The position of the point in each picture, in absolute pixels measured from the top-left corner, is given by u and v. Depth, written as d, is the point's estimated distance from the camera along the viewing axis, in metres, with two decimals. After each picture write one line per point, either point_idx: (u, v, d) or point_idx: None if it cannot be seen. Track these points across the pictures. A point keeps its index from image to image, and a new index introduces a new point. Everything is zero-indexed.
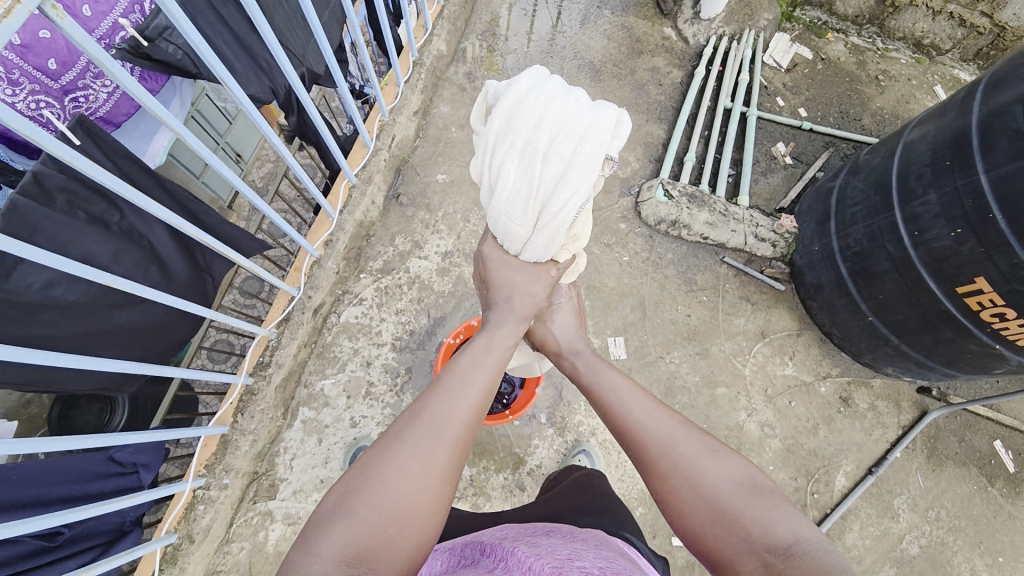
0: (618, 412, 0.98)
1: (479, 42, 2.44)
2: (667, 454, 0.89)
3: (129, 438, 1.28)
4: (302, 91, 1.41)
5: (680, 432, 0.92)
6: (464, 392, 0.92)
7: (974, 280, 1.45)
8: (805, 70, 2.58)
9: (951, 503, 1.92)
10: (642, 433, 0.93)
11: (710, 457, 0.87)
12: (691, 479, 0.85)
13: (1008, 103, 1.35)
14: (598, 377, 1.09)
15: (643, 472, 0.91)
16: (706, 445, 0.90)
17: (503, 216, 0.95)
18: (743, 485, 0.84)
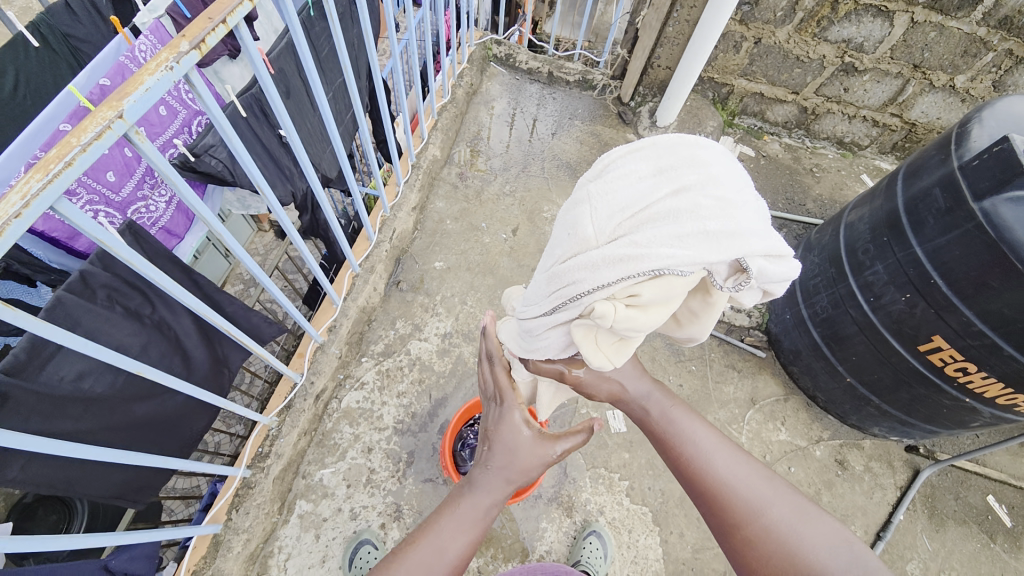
0: (701, 468, 1.07)
1: (469, 147, 2.77)
2: (756, 516, 0.98)
3: (123, 539, 1.21)
4: (323, 199, 1.60)
5: (769, 494, 1.01)
6: (465, 522, 1.09)
7: (932, 338, 1.61)
8: (751, 165, 2.99)
9: (963, 566, 1.90)
10: (728, 490, 1.02)
11: (803, 522, 0.96)
12: (786, 543, 0.94)
13: (929, 187, 1.63)
14: (679, 429, 1.17)
15: (726, 531, 1.01)
16: (795, 508, 0.99)
17: (588, 209, 0.79)
18: (836, 552, 0.91)
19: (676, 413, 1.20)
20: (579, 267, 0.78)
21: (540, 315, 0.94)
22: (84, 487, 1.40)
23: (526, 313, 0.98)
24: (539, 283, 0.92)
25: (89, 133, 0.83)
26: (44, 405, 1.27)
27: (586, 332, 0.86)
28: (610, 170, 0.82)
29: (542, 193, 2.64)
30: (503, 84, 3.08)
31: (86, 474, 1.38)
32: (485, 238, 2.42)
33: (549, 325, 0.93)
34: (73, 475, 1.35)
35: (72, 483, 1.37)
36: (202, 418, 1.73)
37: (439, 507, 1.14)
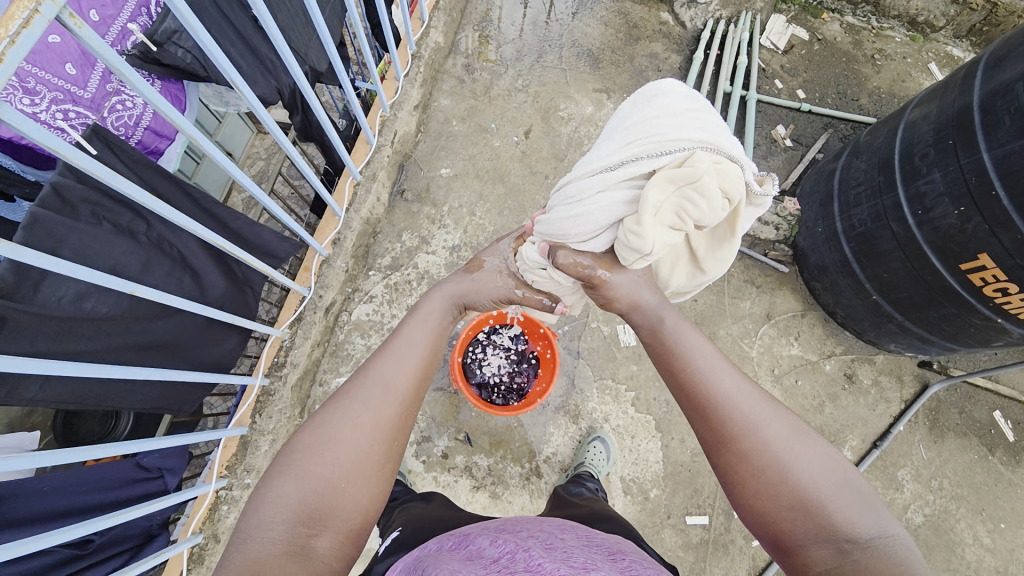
0: (701, 383, 0.96)
1: (476, 32, 2.42)
2: (753, 433, 0.89)
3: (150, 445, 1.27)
4: (311, 97, 1.43)
5: (769, 413, 0.92)
6: (405, 364, 1.02)
7: (978, 257, 1.48)
8: (802, 51, 2.58)
9: (953, 473, 1.98)
10: (729, 406, 0.92)
11: (799, 441, 0.89)
12: (777, 461, 0.86)
13: (1011, 81, 1.37)
14: (682, 340, 1.04)
15: (717, 448, 0.91)
16: (792, 427, 0.91)
17: (678, 103, 0.89)
18: (832, 477, 0.84)
19: (678, 323, 1.06)
20: (661, 133, 0.87)
21: (595, 175, 0.93)
22: (117, 402, 1.42)
23: (578, 181, 0.95)
24: (599, 153, 0.95)
25: (16, 20, 0.68)
26: (48, 326, 1.22)
27: (659, 188, 0.83)
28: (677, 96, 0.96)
29: (558, 88, 2.35)
30: None
31: (111, 391, 1.38)
32: (495, 141, 2.22)
33: (607, 182, 0.89)
34: (100, 392, 1.35)
35: (104, 399, 1.39)
36: (231, 337, 1.66)
37: (393, 335, 1.09)
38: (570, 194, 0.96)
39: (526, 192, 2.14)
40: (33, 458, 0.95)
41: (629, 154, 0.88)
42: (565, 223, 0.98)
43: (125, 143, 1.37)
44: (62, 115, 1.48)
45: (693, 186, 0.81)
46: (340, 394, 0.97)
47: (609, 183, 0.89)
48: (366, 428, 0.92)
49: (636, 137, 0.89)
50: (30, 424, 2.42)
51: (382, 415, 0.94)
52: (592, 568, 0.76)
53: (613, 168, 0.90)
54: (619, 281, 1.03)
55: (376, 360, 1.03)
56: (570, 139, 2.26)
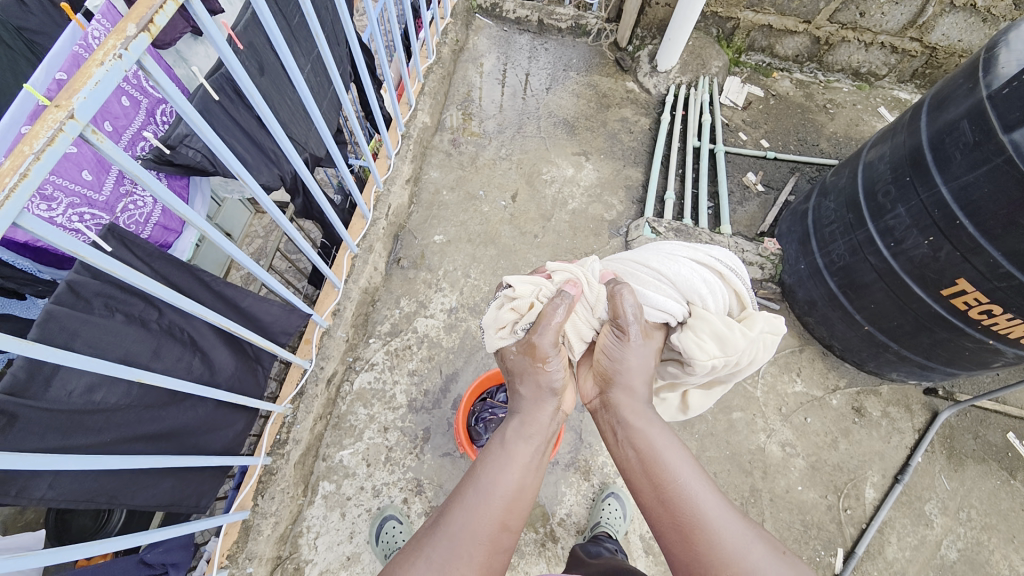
0: (688, 506, 0.98)
1: (459, 111, 2.63)
2: (735, 565, 0.91)
3: (138, 537, 1.22)
4: (305, 171, 1.52)
5: (747, 541, 0.94)
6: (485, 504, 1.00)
7: (956, 282, 1.54)
8: (760, 106, 2.82)
9: (983, 503, 1.91)
10: (712, 532, 0.95)
11: (777, 564, 0.92)
12: None
13: (956, 120, 1.50)
14: (671, 456, 1.05)
15: (699, 575, 0.92)
16: (767, 551, 0.94)
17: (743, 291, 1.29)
18: None
19: (663, 430, 1.08)
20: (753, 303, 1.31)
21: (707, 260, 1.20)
22: (126, 497, 1.37)
23: (714, 257, 1.20)
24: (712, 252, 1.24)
25: (41, 138, 0.77)
26: (58, 422, 1.18)
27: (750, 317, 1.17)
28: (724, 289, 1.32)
29: (539, 154, 2.52)
30: (491, 38, 2.89)
31: (121, 485, 1.33)
32: (484, 207, 2.34)
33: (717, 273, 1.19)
34: (108, 487, 1.30)
35: (113, 494, 1.33)
36: (239, 420, 1.63)
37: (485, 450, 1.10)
38: (708, 261, 1.19)
39: (517, 251, 2.23)
40: (35, 556, 0.95)
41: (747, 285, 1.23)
42: (689, 274, 1.15)
43: (139, 236, 1.38)
44: (78, 217, 1.56)
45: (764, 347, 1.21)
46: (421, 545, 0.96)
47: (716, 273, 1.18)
48: (471, 551, 0.96)
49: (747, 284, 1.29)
50: (19, 527, 2.31)
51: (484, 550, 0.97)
52: None
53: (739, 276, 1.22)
54: (641, 353, 1.12)
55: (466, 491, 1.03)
56: (555, 199, 2.39)
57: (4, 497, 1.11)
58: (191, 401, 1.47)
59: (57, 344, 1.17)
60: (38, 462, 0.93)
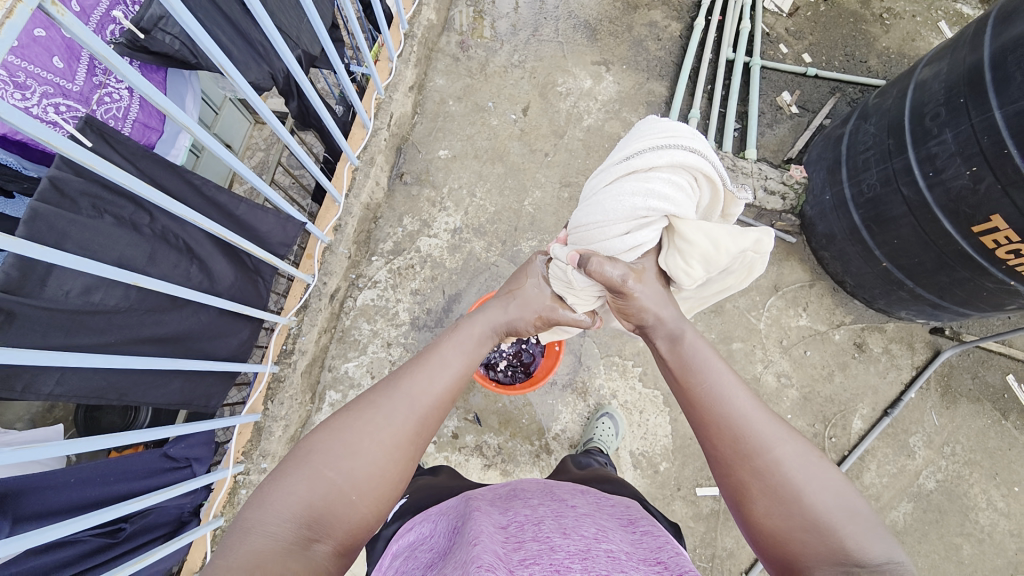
0: (715, 406, 0.98)
1: (469, 8, 2.36)
2: (764, 454, 0.91)
3: (151, 434, 1.30)
4: (299, 71, 1.39)
5: (780, 435, 0.94)
6: (439, 374, 1.06)
7: (990, 219, 1.44)
8: (807, 12, 2.48)
9: (965, 438, 1.97)
10: (742, 429, 0.94)
11: (811, 465, 0.90)
12: (790, 482, 0.88)
13: (1022, 35, 1.32)
14: (701, 360, 1.06)
15: (729, 468, 0.93)
16: (801, 450, 0.93)
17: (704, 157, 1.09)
18: (838, 500, 0.86)
19: (697, 341, 1.09)
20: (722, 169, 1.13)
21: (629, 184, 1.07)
22: (138, 394, 1.43)
23: (653, 152, 1.06)
24: (636, 159, 1.07)
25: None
26: (59, 321, 1.21)
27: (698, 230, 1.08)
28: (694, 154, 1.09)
29: (555, 62, 2.29)
30: None
31: (133, 382, 1.40)
32: (493, 120, 2.18)
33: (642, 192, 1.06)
34: (119, 384, 1.37)
35: (124, 391, 1.40)
36: (244, 328, 1.65)
37: (426, 350, 1.12)
38: (643, 166, 1.06)
39: (525, 171, 2.12)
40: (51, 448, 1.01)
41: (706, 157, 1.08)
42: (635, 202, 1.06)
43: (121, 133, 1.33)
44: (53, 108, 1.46)
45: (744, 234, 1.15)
46: (366, 401, 0.99)
47: (638, 187, 1.06)
48: (406, 418, 0.98)
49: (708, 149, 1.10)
50: (52, 419, 2.48)
51: (404, 430, 0.96)
52: (604, 538, 0.82)
53: (693, 154, 1.06)
54: (644, 292, 1.11)
55: (398, 379, 1.04)
56: (569, 114, 2.22)
57: (13, 391, 1.17)
58: (193, 307, 1.48)
59: (47, 243, 1.16)
60: (49, 359, 0.97)
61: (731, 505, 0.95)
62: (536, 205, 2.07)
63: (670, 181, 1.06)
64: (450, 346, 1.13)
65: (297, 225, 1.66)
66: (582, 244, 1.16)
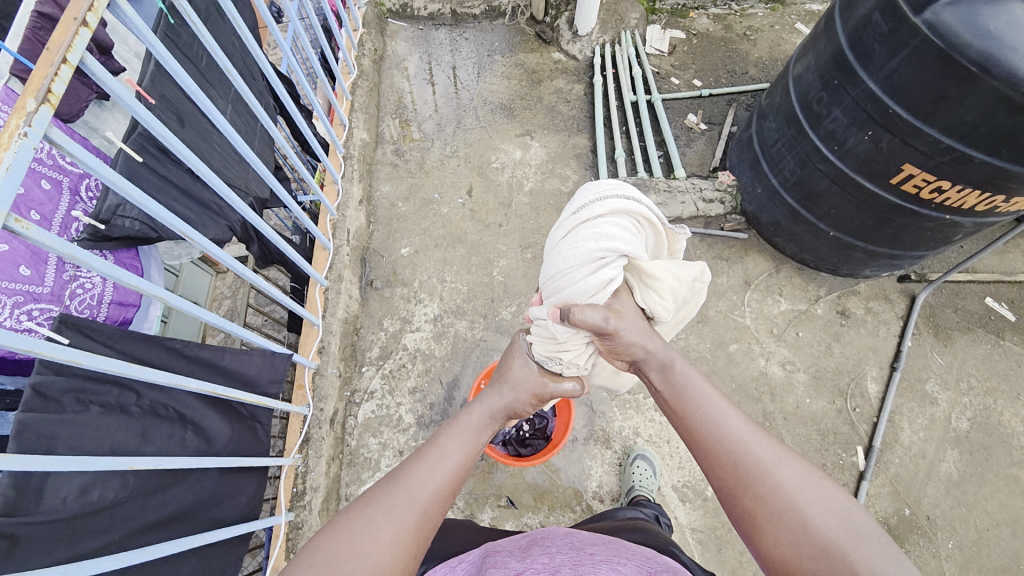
0: (711, 431, 1.01)
1: (394, 121, 2.57)
2: (764, 477, 0.92)
3: None
4: (251, 214, 1.46)
5: (778, 456, 0.95)
6: (440, 467, 1.01)
7: (903, 169, 1.59)
8: (684, 48, 2.84)
9: (974, 370, 2.02)
10: (741, 453, 0.96)
11: (813, 486, 0.90)
12: (794, 505, 0.88)
13: (867, 15, 1.53)
14: (690, 387, 1.09)
15: (732, 495, 0.94)
16: (803, 470, 0.93)
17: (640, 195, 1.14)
18: (845, 518, 0.85)
19: (686, 368, 1.13)
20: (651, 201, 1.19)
21: (584, 231, 1.08)
22: None
23: (594, 204, 1.10)
24: (580, 209, 1.11)
25: None
26: (59, 533, 1.13)
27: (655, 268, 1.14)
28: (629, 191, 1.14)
29: (484, 144, 2.49)
30: (408, 40, 2.83)
31: None
32: (443, 208, 2.31)
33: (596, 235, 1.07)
34: None
35: None
36: (251, 481, 1.57)
37: (426, 442, 1.08)
38: (588, 214, 1.09)
39: (486, 245, 2.22)
40: None
41: (642, 199, 1.12)
42: (596, 252, 1.06)
43: (95, 321, 1.33)
44: (26, 316, 1.49)
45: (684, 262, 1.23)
46: (368, 497, 0.95)
47: (590, 231, 1.08)
48: (409, 513, 0.93)
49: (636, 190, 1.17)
50: None
51: (407, 526, 0.92)
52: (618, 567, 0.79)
53: (630, 199, 1.10)
54: (627, 327, 1.11)
55: (403, 467, 1.01)
56: (510, 184, 2.38)
57: None
58: (193, 475, 1.41)
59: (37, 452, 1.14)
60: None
61: (741, 535, 0.94)
62: (506, 272, 2.16)
63: (617, 224, 1.09)
64: (451, 438, 1.09)
65: (283, 358, 1.63)
66: (558, 297, 1.13)
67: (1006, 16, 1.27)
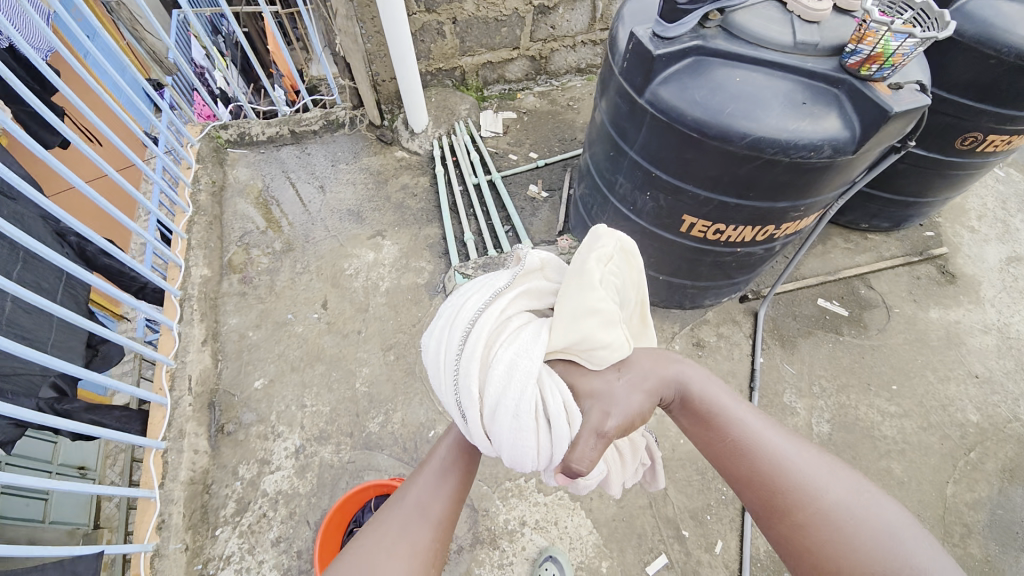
0: (751, 453, 0.98)
1: (241, 247, 2.53)
2: (809, 500, 0.90)
3: None
4: (19, 411, 1.29)
5: (827, 475, 0.93)
6: (433, 493, 1.01)
7: (685, 219, 1.72)
8: (517, 126, 3.08)
9: (821, 371, 2.16)
10: (782, 475, 0.94)
11: (860, 502, 0.88)
12: (842, 526, 0.86)
13: (613, 98, 1.68)
14: (721, 411, 1.06)
15: (773, 518, 0.92)
16: (849, 484, 0.91)
17: (470, 313, 1.01)
18: (899, 535, 0.83)
19: (718, 390, 1.09)
20: (481, 297, 1.03)
21: (493, 404, 0.93)
22: None
23: (463, 381, 0.95)
24: (462, 395, 0.96)
25: None
26: None
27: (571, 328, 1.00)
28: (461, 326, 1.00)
29: (335, 253, 2.50)
30: (249, 165, 2.87)
31: None
32: (298, 328, 2.25)
33: (500, 393, 0.92)
34: None
35: None
36: None
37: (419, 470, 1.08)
38: (476, 392, 0.94)
39: (346, 357, 2.16)
40: None
41: (482, 313, 1.00)
42: (529, 428, 0.91)
43: None
44: None
45: (578, 264, 1.08)
46: (375, 530, 0.95)
47: (492, 402, 0.93)
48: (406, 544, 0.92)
49: (464, 327, 0.99)
50: None
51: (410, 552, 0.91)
52: None
53: (479, 337, 0.96)
54: (618, 393, 1.01)
55: (403, 496, 1.01)
56: (365, 288, 2.37)
57: None
58: None
59: None
60: None
61: (788, 564, 0.91)
62: (369, 381, 2.09)
63: (503, 363, 0.94)
64: (436, 470, 1.06)
65: None
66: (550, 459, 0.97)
67: (709, 84, 1.39)
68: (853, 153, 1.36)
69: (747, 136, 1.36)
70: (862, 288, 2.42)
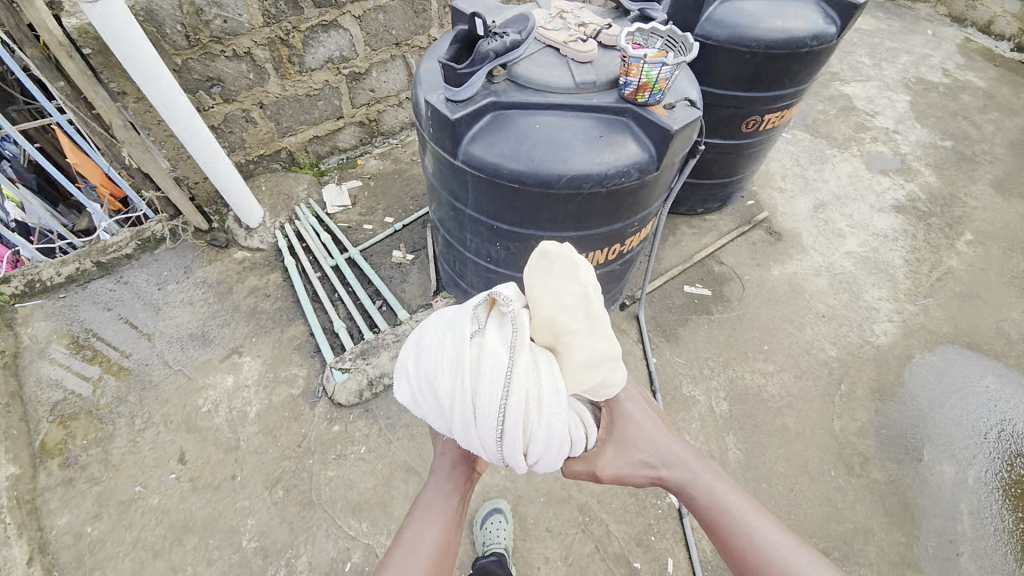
0: (699, 484, 1.29)
1: (53, 420, 2.04)
2: (738, 522, 1.21)
3: None
4: None
5: (748, 504, 1.25)
6: (425, 538, 1.25)
7: None
8: (365, 193, 2.95)
9: (706, 353, 2.31)
10: (721, 502, 1.25)
11: (765, 520, 1.22)
12: (757, 541, 1.17)
13: (433, 163, 1.63)
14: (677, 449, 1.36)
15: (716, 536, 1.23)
16: (761, 511, 1.24)
17: (488, 402, 0.96)
18: (792, 547, 1.16)
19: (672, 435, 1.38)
20: (496, 381, 0.95)
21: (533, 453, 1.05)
22: None
23: (503, 454, 1.02)
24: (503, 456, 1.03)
25: None
26: None
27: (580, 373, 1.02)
28: (481, 412, 0.97)
29: (184, 390, 2.12)
30: (47, 317, 2.35)
31: None
32: (153, 499, 1.84)
33: (542, 449, 1.03)
34: None
35: None
36: None
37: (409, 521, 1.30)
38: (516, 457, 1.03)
39: (223, 512, 1.81)
40: None
41: (506, 404, 0.95)
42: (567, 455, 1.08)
43: None
44: None
45: (576, 304, 0.99)
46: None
47: (534, 456, 1.04)
48: None
49: (494, 421, 0.96)
50: None
51: None
52: None
53: (510, 429, 0.96)
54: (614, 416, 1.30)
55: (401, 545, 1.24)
56: (230, 420, 2.04)
57: None
58: None
59: None
60: None
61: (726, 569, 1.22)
62: (258, 532, 1.77)
63: (536, 437, 1.00)
64: (426, 516, 1.30)
65: None
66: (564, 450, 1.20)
67: (514, 134, 1.40)
68: (657, 169, 1.46)
69: (563, 177, 1.38)
70: (716, 265, 2.66)
